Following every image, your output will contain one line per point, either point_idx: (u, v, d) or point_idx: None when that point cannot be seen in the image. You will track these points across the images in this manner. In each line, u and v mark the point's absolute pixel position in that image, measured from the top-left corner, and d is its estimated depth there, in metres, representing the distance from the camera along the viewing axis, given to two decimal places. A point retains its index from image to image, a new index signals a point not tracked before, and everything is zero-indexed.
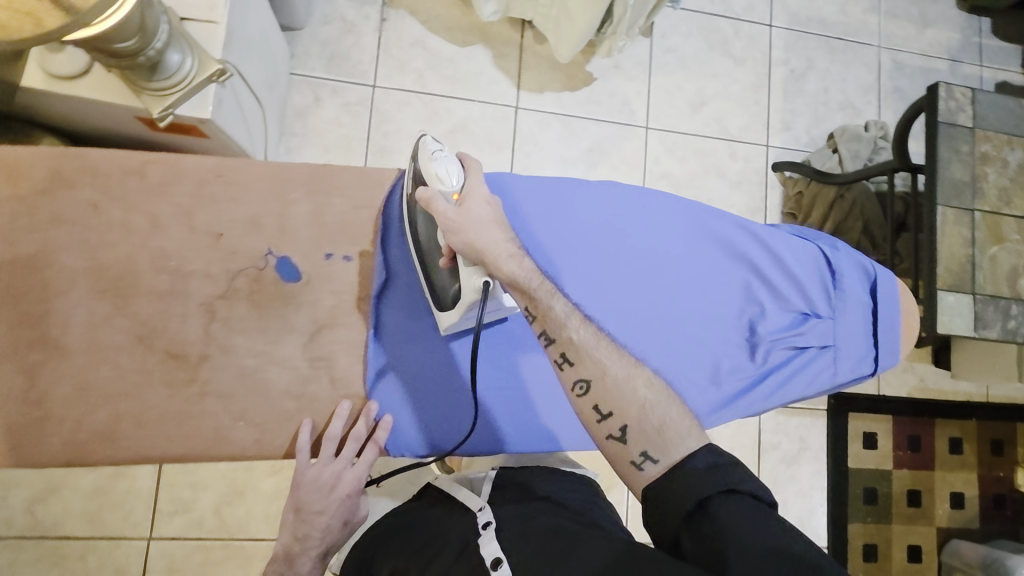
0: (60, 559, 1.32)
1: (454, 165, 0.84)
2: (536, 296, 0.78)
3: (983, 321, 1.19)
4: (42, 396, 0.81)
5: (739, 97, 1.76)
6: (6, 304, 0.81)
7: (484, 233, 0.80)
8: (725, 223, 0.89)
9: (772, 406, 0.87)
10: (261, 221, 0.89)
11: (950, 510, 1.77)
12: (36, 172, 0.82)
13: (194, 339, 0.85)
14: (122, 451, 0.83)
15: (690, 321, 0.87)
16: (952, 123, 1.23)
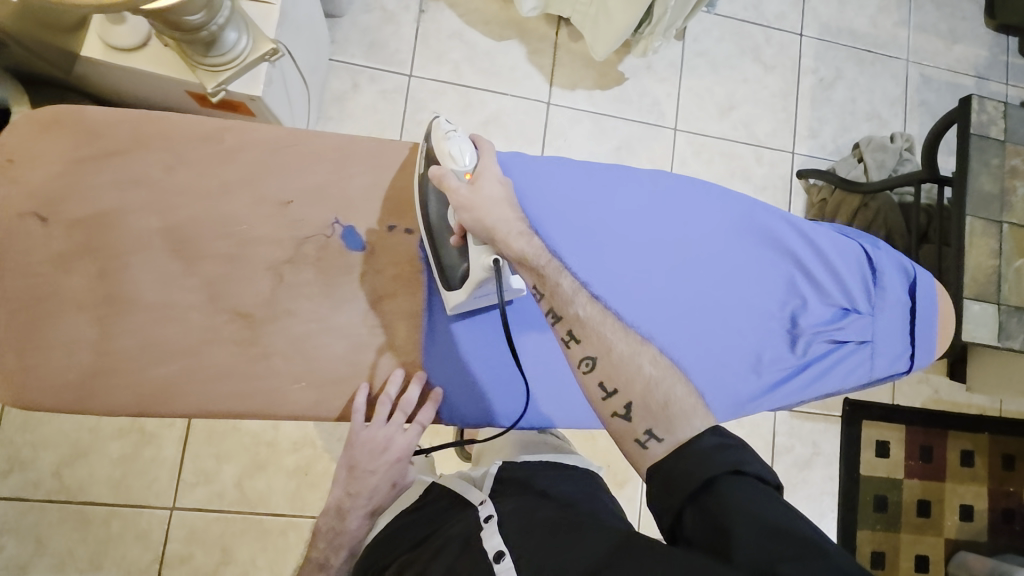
0: (83, 524, 1.34)
1: (468, 146, 0.84)
2: (544, 273, 0.80)
3: (1007, 332, 1.20)
4: (114, 347, 0.83)
5: (767, 103, 1.78)
6: (86, 257, 0.84)
7: (496, 210, 0.81)
8: (772, 217, 0.92)
9: (810, 396, 0.89)
10: (326, 192, 0.92)
11: (959, 521, 1.79)
12: (118, 133, 0.85)
13: (261, 300, 0.88)
14: (184, 405, 0.84)
15: (734, 310, 0.89)
16: (983, 136, 1.25)
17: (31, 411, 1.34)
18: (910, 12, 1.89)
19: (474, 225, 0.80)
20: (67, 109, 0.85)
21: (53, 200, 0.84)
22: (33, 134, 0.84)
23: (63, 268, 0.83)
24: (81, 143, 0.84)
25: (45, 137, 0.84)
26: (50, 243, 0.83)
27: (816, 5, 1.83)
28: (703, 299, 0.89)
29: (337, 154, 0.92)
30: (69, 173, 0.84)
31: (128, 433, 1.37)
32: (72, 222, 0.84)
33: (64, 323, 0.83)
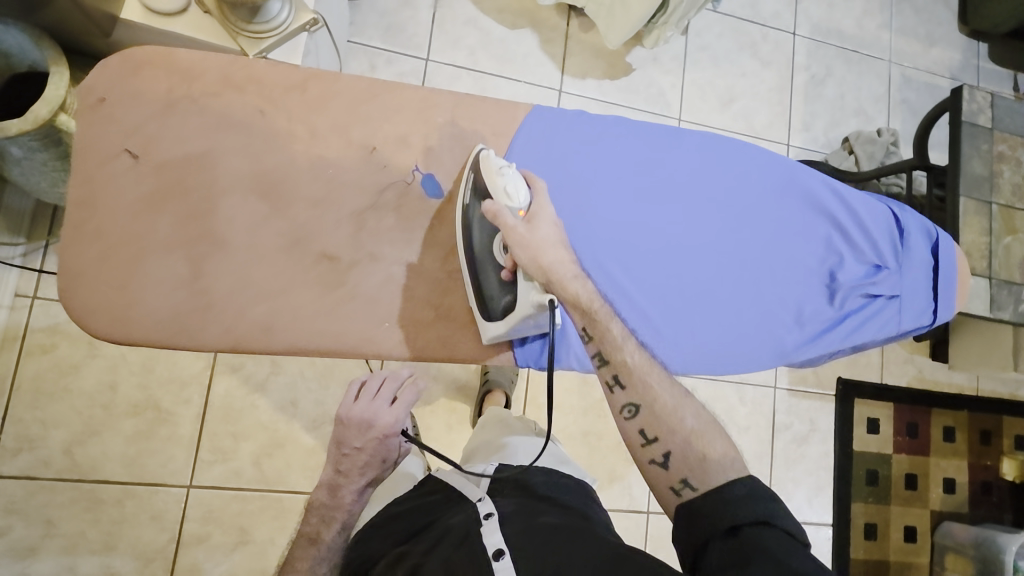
0: (95, 504, 1.30)
1: (524, 184, 0.83)
2: (596, 317, 0.81)
3: (997, 303, 1.31)
4: (208, 286, 0.83)
5: (764, 97, 1.88)
6: (176, 198, 0.83)
7: (553, 251, 0.82)
8: (812, 180, 0.99)
9: (847, 345, 0.98)
10: (411, 140, 0.89)
11: (943, 493, 1.89)
12: (209, 76, 0.84)
13: (345, 244, 0.87)
14: (277, 343, 0.84)
15: (779, 266, 0.97)
16: (973, 123, 1.36)
17: (41, 387, 1.30)
18: (891, 16, 2.02)
19: (529, 262, 0.80)
20: (156, 51, 0.84)
21: (145, 139, 0.82)
22: (123, 74, 0.82)
23: (154, 208, 0.82)
24: (172, 84, 0.83)
25: (134, 78, 0.82)
26: (139, 183, 0.82)
27: (808, 7, 1.94)
28: (751, 255, 0.97)
29: (422, 103, 0.91)
30: (163, 113, 0.83)
31: (143, 410, 1.34)
32: (163, 162, 0.83)
33: (157, 262, 0.82)
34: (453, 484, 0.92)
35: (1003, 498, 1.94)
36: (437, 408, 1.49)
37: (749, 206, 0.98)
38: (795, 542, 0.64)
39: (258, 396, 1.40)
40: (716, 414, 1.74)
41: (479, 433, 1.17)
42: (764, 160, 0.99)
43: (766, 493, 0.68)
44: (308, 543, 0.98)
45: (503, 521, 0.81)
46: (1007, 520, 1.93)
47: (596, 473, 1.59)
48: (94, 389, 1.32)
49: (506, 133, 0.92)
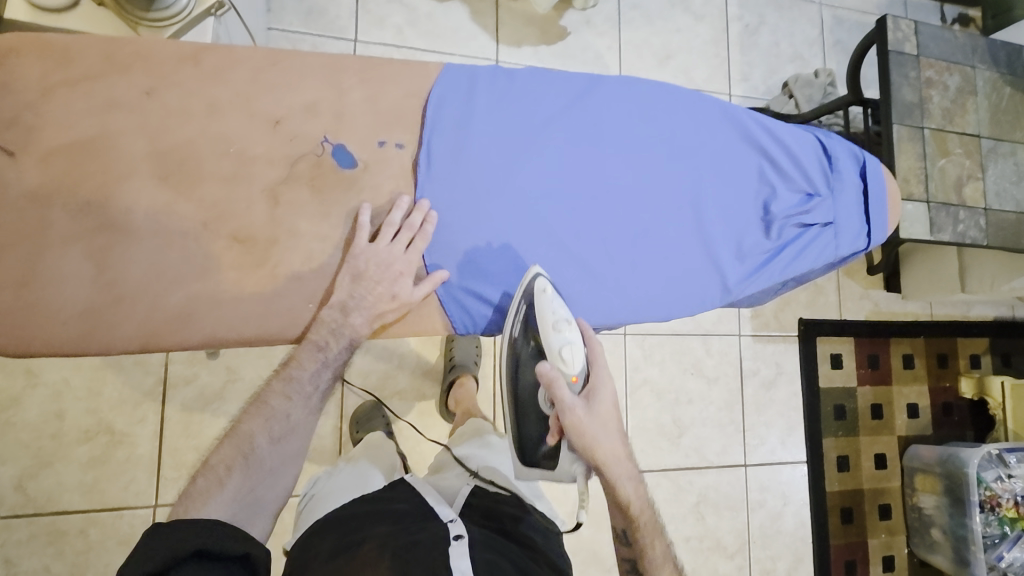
0: (57, 536, 1.24)
1: (578, 348, 0.92)
2: (638, 525, 0.93)
3: (937, 225, 1.35)
4: (113, 280, 0.78)
5: (700, 50, 1.87)
6: (64, 188, 0.77)
7: (606, 440, 0.92)
8: (737, 113, 1.00)
9: (786, 277, 0.99)
10: (319, 108, 0.85)
11: (907, 419, 1.96)
12: (87, 59, 0.79)
13: (261, 223, 0.83)
14: (198, 333, 0.82)
15: (716, 201, 0.96)
16: (901, 52, 1.38)
17: None
18: None
19: (581, 447, 0.91)
20: (25, 38, 0.79)
21: (23, 131, 0.77)
22: None
23: (41, 203, 0.76)
24: (47, 70, 0.78)
25: (5, 68, 0.77)
26: (22, 178, 0.76)
27: None
28: (687, 194, 0.96)
29: (328, 69, 0.87)
30: (40, 101, 0.77)
31: (95, 435, 1.28)
32: (46, 152, 0.77)
33: (53, 260, 0.77)
34: (423, 496, 0.91)
35: (963, 416, 2.02)
36: (406, 396, 1.47)
37: (680, 142, 0.96)
38: None
39: (215, 406, 1.35)
40: (686, 368, 1.77)
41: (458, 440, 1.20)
42: (688, 99, 0.98)
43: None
44: (312, 351, 0.85)
45: (471, 547, 0.80)
46: (970, 437, 2.01)
47: None
48: (39, 419, 1.26)
49: (421, 92, 0.90)
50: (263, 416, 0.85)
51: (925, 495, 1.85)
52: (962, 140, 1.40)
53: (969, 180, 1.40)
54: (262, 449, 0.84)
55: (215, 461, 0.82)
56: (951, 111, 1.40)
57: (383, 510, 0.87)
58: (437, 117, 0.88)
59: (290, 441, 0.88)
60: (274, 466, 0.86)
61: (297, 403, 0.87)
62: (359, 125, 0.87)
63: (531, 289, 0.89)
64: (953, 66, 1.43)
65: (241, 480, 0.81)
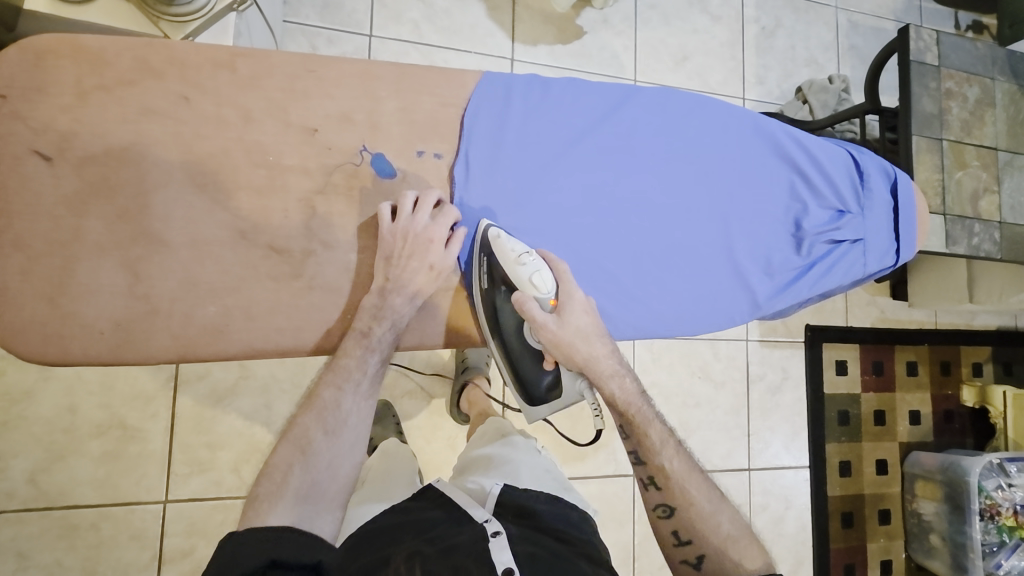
0: (69, 530, 1.24)
1: (548, 271, 0.85)
2: (634, 417, 0.90)
3: (953, 238, 1.35)
4: (149, 290, 0.79)
5: (717, 52, 1.86)
6: (100, 198, 0.77)
7: (585, 345, 0.86)
8: (770, 128, 0.99)
9: (815, 292, 1.00)
10: (354, 117, 0.85)
11: (909, 426, 1.98)
12: (123, 63, 0.78)
13: (297, 234, 0.83)
14: (233, 344, 0.82)
15: (747, 217, 0.97)
16: (921, 62, 1.38)
17: None
18: None
19: (562, 358, 0.86)
20: (60, 40, 0.77)
21: (58, 138, 0.76)
22: (25, 66, 0.75)
23: (78, 212, 0.77)
24: (82, 75, 0.77)
25: (40, 72, 0.76)
26: (59, 185, 0.76)
27: None
28: (717, 209, 0.96)
29: (363, 77, 0.86)
30: (74, 106, 0.76)
31: (108, 429, 1.28)
32: (81, 160, 0.77)
33: (90, 270, 0.77)
34: (453, 498, 0.89)
35: (964, 424, 2.04)
36: (417, 396, 1.47)
37: (712, 158, 0.97)
38: None
39: (228, 403, 1.34)
40: (694, 372, 1.77)
41: (480, 443, 1.17)
42: (722, 112, 0.98)
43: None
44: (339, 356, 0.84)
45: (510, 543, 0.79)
46: (969, 444, 2.03)
47: None
48: (53, 413, 1.25)
49: (456, 102, 0.89)
50: (317, 410, 0.81)
51: (924, 501, 1.87)
52: (979, 152, 1.40)
53: (985, 194, 1.40)
54: (318, 444, 0.80)
55: (274, 462, 0.78)
56: (970, 123, 1.40)
57: (416, 519, 0.85)
58: (472, 129, 0.88)
59: (347, 433, 0.82)
60: (334, 463, 0.80)
61: (349, 392, 0.83)
62: (394, 136, 0.86)
63: (487, 238, 0.87)
64: (973, 77, 1.43)
65: (302, 478, 0.76)
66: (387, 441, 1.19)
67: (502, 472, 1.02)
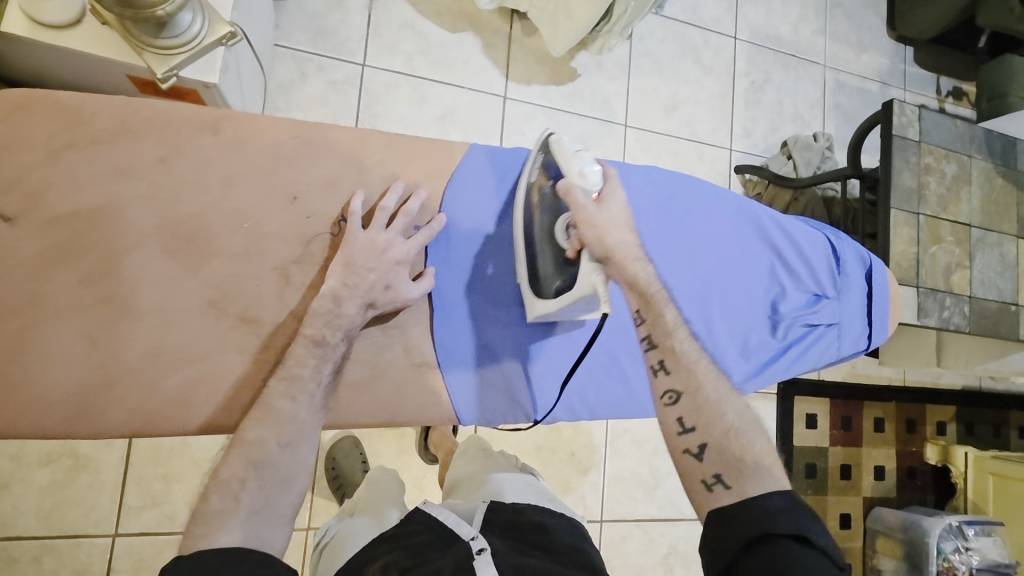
0: (8, 563, 1.18)
1: (596, 167, 0.87)
2: (653, 299, 0.85)
3: (925, 310, 1.38)
4: (109, 361, 0.77)
5: (707, 103, 1.88)
6: (64, 261, 0.75)
7: (618, 233, 0.84)
8: (756, 211, 1.00)
9: (790, 374, 1.01)
10: (338, 184, 0.85)
11: (874, 481, 2.01)
12: (99, 121, 0.76)
13: (269, 304, 0.83)
14: (192, 419, 0.81)
15: (727, 301, 0.98)
16: (903, 136, 1.41)
17: None
18: (825, 21, 2.05)
19: (592, 239, 0.82)
20: (32, 93, 0.74)
21: (23, 197, 0.73)
22: None
23: (39, 275, 0.74)
24: (55, 132, 0.74)
25: (10, 125, 0.73)
26: (21, 246, 0.73)
27: (747, 12, 1.94)
28: (697, 288, 0.96)
29: (352, 142, 0.86)
30: (45, 164, 0.74)
31: (58, 457, 1.22)
32: (46, 221, 0.74)
33: (47, 335, 0.75)
34: (440, 519, 0.88)
35: (926, 480, 2.07)
36: (385, 433, 1.46)
37: (697, 239, 0.97)
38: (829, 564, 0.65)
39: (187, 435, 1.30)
40: None
41: (462, 462, 1.17)
42: (710, 191, 0.98)
43: (809, 511, 0.70)
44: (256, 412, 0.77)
45: (495, 557, 0.81)
46: (930, 501, 2.07)
47: (549, 482, 1.62)
48: None
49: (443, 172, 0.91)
50: (270, 423, 0.76)
51: (885, 558, 1.89)
52: (954, 228, 1.44)
53: (957, 268, 1.43)
54: (271, 454, 0.75)
55: (225, 477, 0.72)
56: (946, 199, 1.44)
57: (403, 545, 0.85)
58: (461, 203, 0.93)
59: (301, 448, 0.78)
60: (290, 473, 0.76)
61: (304, 405, 0.79)
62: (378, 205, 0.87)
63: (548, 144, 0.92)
64: (951, 154, 1.47)
65: (255, 494, 0.72)
66: (372, 470, 1.16)
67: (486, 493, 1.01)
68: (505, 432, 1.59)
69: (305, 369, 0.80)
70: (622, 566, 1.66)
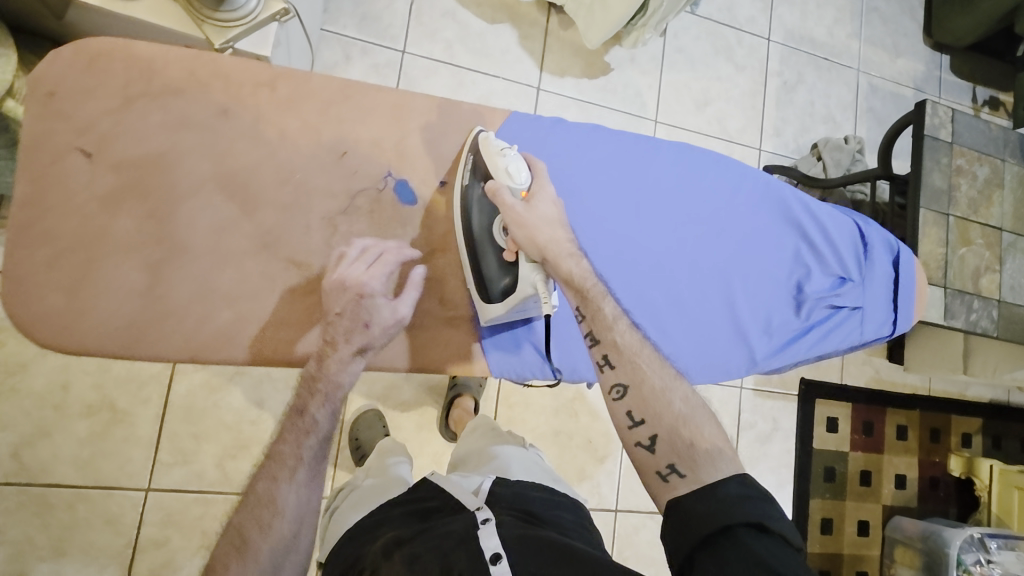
0: (46, 509, 1.24)
1: (523, 164, 0.89)
2: (589, 296, 0.85)
3: (951, 312, 1.37)
4: (166, 293, 0.83)
5: (738, 101, 1.89)
6: (132, 200, 0.83)
7: (549, 230, 0.86)
8: (786, 192, 1.05)
9: (812, 355, 1.04)
10: (384, 145, 0.93)
11: (894, 489, 1.98)
12: (168, 74, 0.84)
13: (317, 250, 0.89)
14: (241, 353, 0.85)
15: (753, 276, 1.02)
16: (935, 137, 1.40)
17: None
18: (861, 25, 2.05)
19: (523, 239, 0.85)
20: (112, 45, 0.83)
21: (98, 138, 0.82)
22: (76, 68, 0.81)
23: (109, 210, 0.82)
24: (129, 81, 0.83)
25: (90, 74, 0.81)
26: (94, 183, 0.81)
27: (782, 13, 1.95)
28: (724, 264, 1.00)
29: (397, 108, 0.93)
30: (120, 110, 0.82)
31: (97, 410, 1.28)
32: (116, 162, 0.82)
33: (113, 269, 0.81)
34: (449, 489, 0.89)
35: (948, 492, 2.04)
36: (408, 408, 1.50)
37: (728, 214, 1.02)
38: (789, 547, 0.65)
39: (219, 397, 1.35)
40: None
41: (471, 438, 1.19)
42: (742, 169, 1.03)
43: (761, 490, 0.70)
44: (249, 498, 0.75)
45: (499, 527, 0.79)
46: (951, 513, 2.03)
47: (565, 468, 1.63)
48: (46, 389, 1.26)
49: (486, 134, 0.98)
50: (252, 507, 0.74)
51: (902, 568, 1.87)
52: (984, 231, 1.43)
53: (986, 272, 1.42)
54: (254, 540, 0.72)
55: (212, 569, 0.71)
56: (977, 201, 1.43)
57: (414, 511, 0.87)
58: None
59: (287, 523, 0.74)
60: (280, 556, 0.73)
61: (286, 484, 0.76)
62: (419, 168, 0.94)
63: (476, 142, 0.93)
64: (984, 157, 1.45)
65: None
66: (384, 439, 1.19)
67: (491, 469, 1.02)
68: (524, 415, 1.61)
69: (286, 446, 0.78)
70: (634, 556, 1.67)
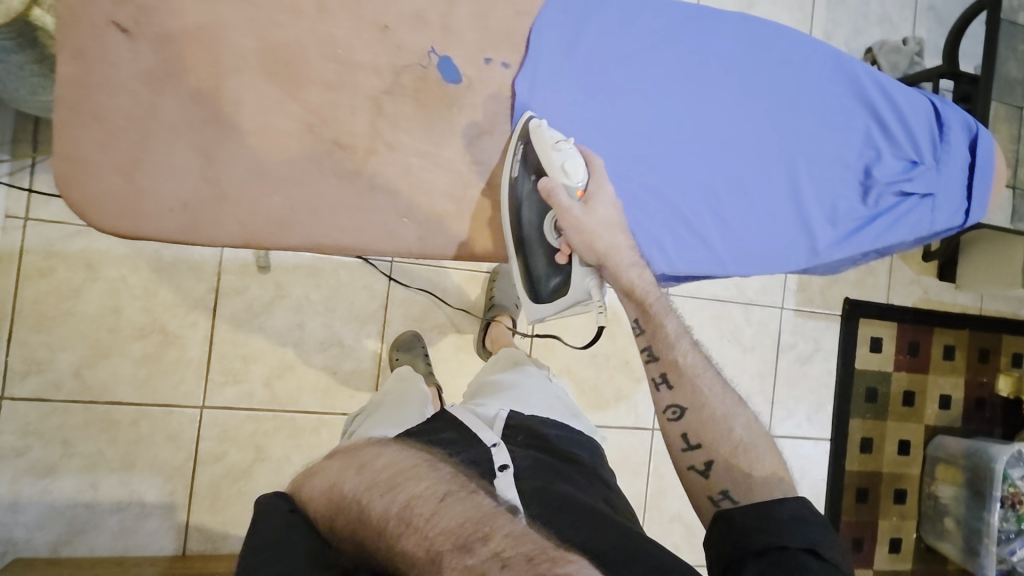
0: (111, 425, 1.30)
1: (580, 161, 0.91)
2: (652, 311, 0.91)
3: (1019, 214, 1.28)
4: (219, 174, 0.82)
5: (784, 2, 1.75)
6: (174, 80, 0.80)
7: (607, 236, 0.92)
8: (856, 70, 1.09)
9: (881, 240, 1.11)
10: (427, 17, 0.90)
11: (938, 409, 1.94)
12: None
13: (362, 132, 0.88)
14: (295, 237, 0.85)
15: (820, 159, 1.08)
16: (1012, 21, 1.27)
17: (44, 311, 1.26)
18: None
19: (582, 246, 0.91)
20: None
21: (136, 11, 0.78)
22: None
23: (154, 89, 0.79)
24: None
25: None
26: (135, 61, 0.78)
27: None
28: (789, 148, 1.07)
29: None
30: None
31: (149, 333, 1.32)
32: (157, 37, 0.79)
33: (163, 149, 0.80)
34: (464, 420, 0.88)
35: (995, 413, 1.99)
36: (444, 330, 1.51)
37: (796, 96, 1.07)
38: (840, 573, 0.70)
39: (262, 321, 1.38)
40: (723, 335, 1.73)
41: (490, 369, 1.18)
42: (810, 48, 1.07)
43: (820, 519, 0.75)
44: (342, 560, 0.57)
45: (518, 478, 0.78)
46: (997, 433, 1.99)
47: (602, 389, 1.64)
48: (98, 312, 1.29)
49: (530, 11, 0.94)
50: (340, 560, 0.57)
51: (944, 485, 1.85)
52: None
53: None
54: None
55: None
56: None
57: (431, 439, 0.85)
58: (552, 44, 0.95)
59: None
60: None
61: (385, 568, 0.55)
62: (463, 42, 0.92)
63: (527, 128, 0.93)
64: None
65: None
66: (402, 369, 1.22)
67: (507, 399, 1.02)
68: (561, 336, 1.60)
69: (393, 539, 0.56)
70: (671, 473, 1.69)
